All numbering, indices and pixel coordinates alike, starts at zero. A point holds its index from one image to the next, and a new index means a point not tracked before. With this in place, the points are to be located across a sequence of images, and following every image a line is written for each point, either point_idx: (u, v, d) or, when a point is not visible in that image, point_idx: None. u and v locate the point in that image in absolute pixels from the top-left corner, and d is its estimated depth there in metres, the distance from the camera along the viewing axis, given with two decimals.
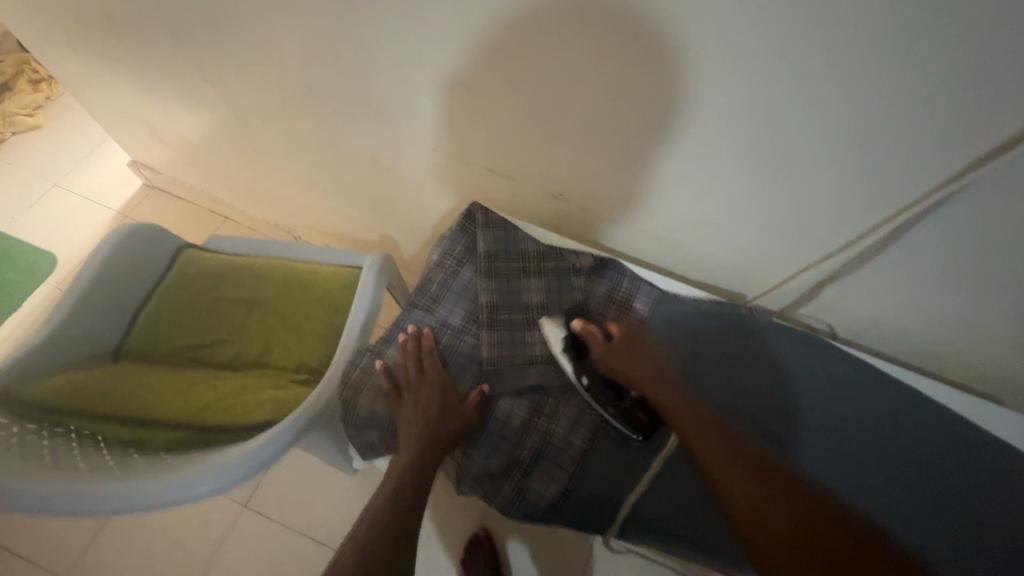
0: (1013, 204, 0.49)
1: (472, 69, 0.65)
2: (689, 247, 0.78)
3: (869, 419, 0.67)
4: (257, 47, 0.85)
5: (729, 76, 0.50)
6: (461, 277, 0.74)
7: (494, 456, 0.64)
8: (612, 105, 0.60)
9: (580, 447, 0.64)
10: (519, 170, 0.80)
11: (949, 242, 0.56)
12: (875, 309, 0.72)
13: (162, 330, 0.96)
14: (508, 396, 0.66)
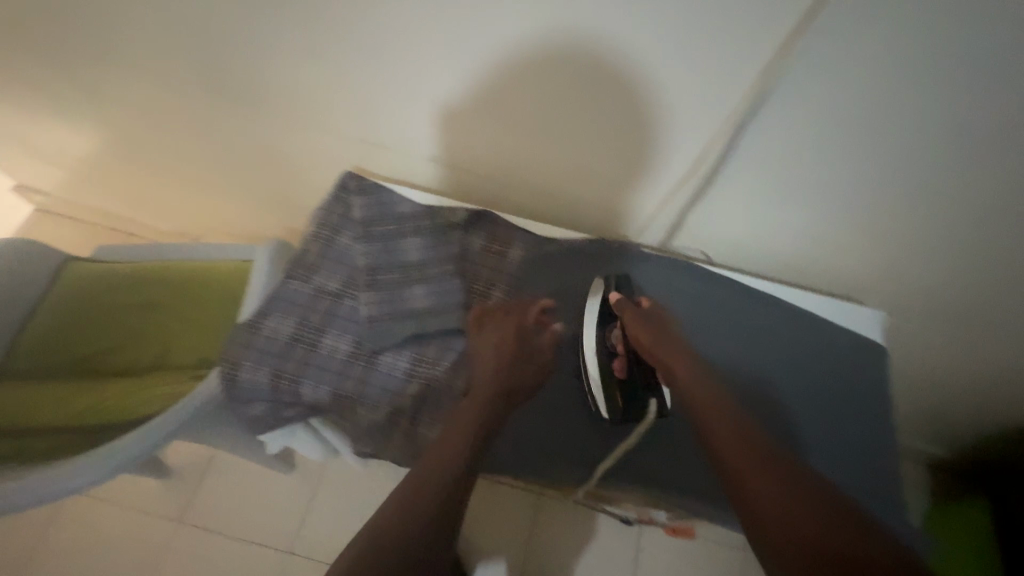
0: (874, 141, 0.57)
1: (361, 49, 0.67)
2: (557, 199, 0.82)
3: (764, 349, 0.77)
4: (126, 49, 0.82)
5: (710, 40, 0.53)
6: (338, 244, 0.75)
7: (381, 408, 0.66)
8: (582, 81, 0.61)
9: (461, 388, 0.67)
10: (389, 142, 0.82)
11: (825, 178, 0.63)
12: (754, 239, 0.77)
13: (53, 343, 0.93)
14: (391, 350, 0.68)
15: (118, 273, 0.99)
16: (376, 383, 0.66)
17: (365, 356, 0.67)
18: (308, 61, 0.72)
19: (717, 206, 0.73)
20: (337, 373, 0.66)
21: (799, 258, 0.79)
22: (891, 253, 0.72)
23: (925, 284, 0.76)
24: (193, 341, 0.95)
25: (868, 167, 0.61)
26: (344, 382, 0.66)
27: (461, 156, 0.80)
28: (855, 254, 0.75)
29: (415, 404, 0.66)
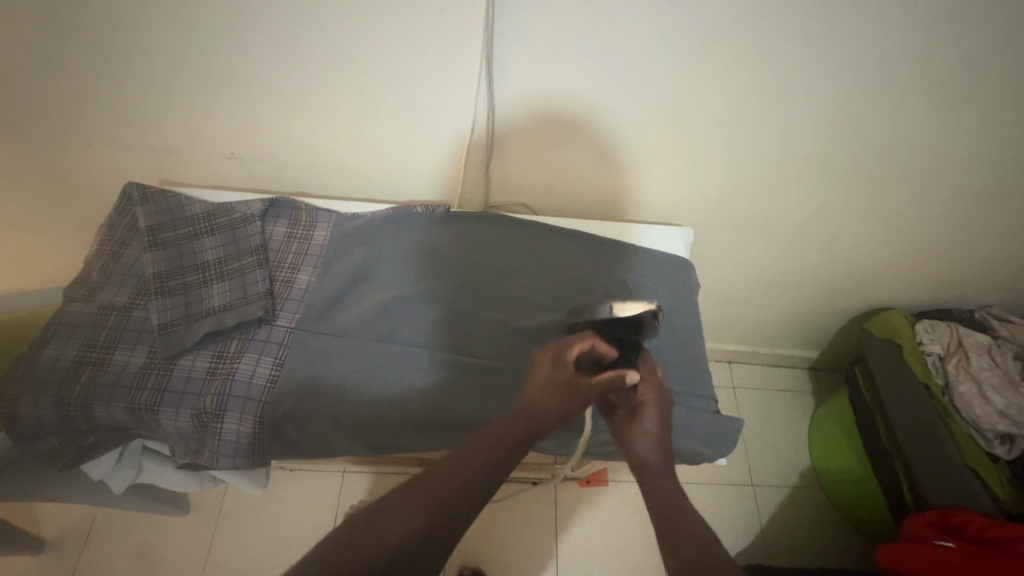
0: (632, 44, 0.69)
1: (156, 34, 0.69)
2: (367, 165, 0.87)
3: (570, 269, 0.78)
4: None
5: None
6: (125, 259, 0.71)
7: (181, 413, 0.62)
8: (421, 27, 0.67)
9: (266, 375, 0.65)
10: (183, 139, 0.83)
11: (601, 87, 0.74)
12: (559, 171, 0.87)
13: None
14: (189, 354, 0.65)
15: None
16: (174, 389, 0.63)
17: (160, 365, 0.64)
18: (62, 57, 0.72)
19: (500, 138, 0.81)
20: (131, 386, 0.63)
21: (589, 173, 0.87)
22: (676, 148, 0.83)
23: (695, 167, 0.86)
24: None
25: (648, 70, 0.72)
26: (138, 394, 0.63)
27: (258, 137, 0.83)
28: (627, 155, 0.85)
29: (218, 402, 0.63)
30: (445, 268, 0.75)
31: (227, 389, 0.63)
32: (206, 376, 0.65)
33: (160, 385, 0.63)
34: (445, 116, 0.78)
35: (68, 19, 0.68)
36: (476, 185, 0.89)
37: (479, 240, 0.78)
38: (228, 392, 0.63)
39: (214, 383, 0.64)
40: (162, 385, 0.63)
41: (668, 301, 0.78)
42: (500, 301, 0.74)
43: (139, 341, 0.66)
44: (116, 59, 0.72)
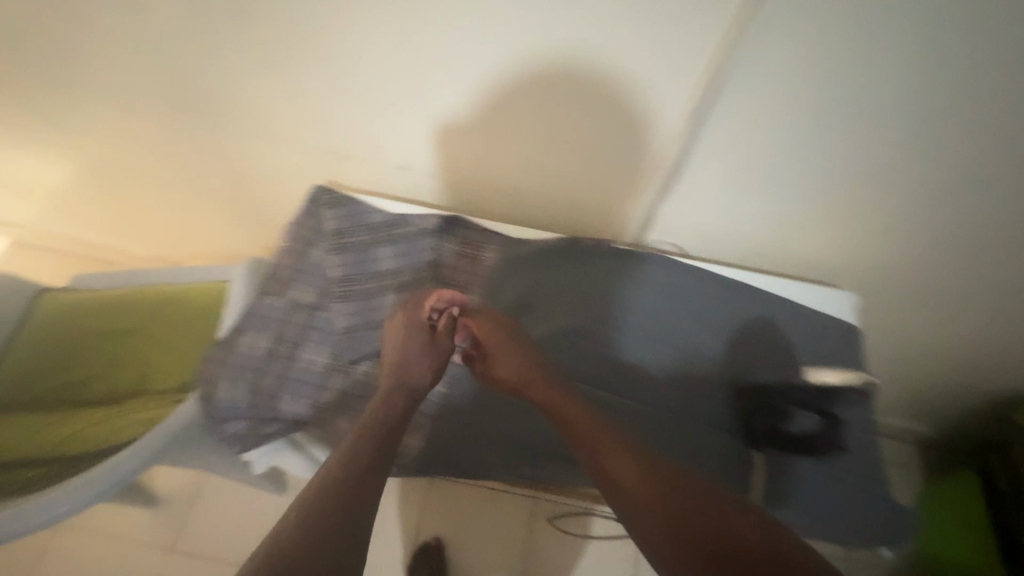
0: (855, 126, 0.61)
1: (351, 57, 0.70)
2: (527, 195, 0.85)
3: (733, 325, 0.76)
4: (88, 77, 0.81)
5: (745, 27, 0.54)
6: (313, 258, 0.75)
7: (360, 420, 0.67)
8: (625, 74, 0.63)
9: (439, 395, 0.69)
10: (356, 146, 0.85)
11: (798, 159, 0.67)
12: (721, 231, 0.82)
13: (47, 372, 0.92)
14: (368, 362, 0.68)
15: (105, 296, 1.00)
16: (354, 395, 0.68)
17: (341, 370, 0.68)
18: (262, 59, 0.73)
19: (673, 191, 0.75)
20: (317, 386, 0.67)
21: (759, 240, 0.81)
22: (870, 229, 0.74)
23: (881, 260, 0.79)
24: (174, 368, 0.92)
25: (861, 148, 0.64)
26: (322, 396, 0.66)
27: (427, 156, 0.83)
28: (808, 228, 0.77)
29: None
30: (603, 308, 0.76)
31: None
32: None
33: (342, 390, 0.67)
34: (621, 167, 0.75)
35: (270, 29, 0.69)
36: (630, 228, 0.85)
37: (642, 281, 0.77)
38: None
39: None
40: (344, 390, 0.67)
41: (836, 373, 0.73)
42: (656, 346, 0.75)
43: (323, 343, 0.69)
44: (311, 71, 0.73)
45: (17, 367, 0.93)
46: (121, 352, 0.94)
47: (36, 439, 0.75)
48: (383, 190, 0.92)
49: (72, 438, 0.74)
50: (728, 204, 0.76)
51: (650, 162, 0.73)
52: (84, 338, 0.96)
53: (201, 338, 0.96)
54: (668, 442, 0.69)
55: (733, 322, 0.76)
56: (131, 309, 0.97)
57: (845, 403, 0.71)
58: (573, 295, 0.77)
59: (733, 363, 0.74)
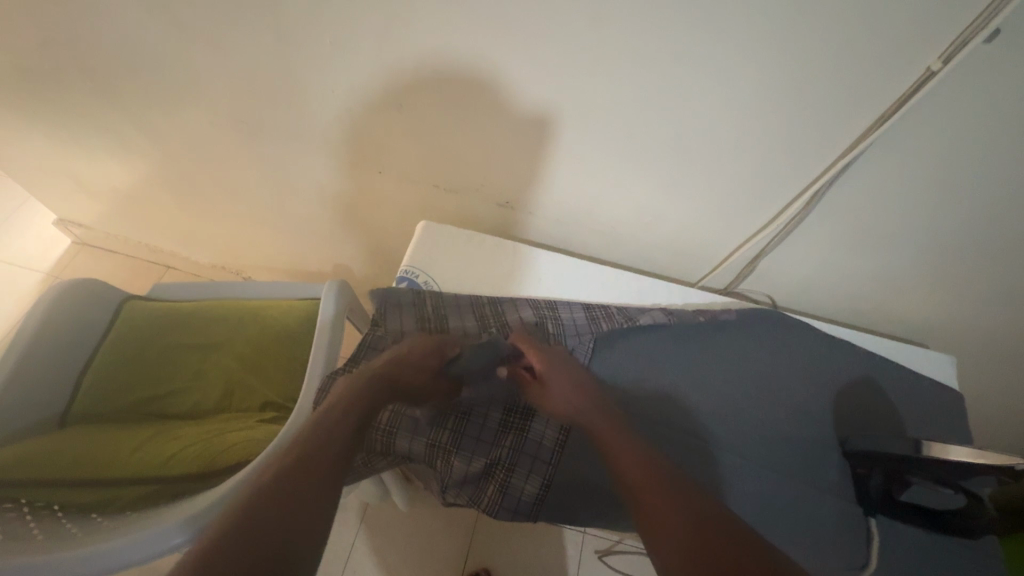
0: (965, 196, 0.64)
1: (474, 104, 0.73)
2: (629, 236, 0.89)
3: (836, 380, 0.76)
4: (220, 91, 0.86)
5: (875, 105, 0.58)
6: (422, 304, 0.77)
7: (478, 461, 0.67)
8: (753, 141, 0.66)
9: (554, 438, 0.68)
10: (469, 185, 0.89)
11: (904, 220, 0.70)
12: (814, 280, 0.84)
13: (134, 381, 0.93)
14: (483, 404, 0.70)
15: (182, 313, 1.01)
16: (471, 436, 0.68)
17: (455, 411, 0.69)
18: (387, 96, 0.77)
19: (776, 242, 0.79)
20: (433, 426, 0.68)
21: (848, 292, 0.85)
22: (965, 288, 0.77)
23: (964, 321, 0.82)
24: (259, 385, 0.95)
25: (967, 215, 0.67)
26: (436, 435, 0.68)
27: (538, 197, 0.87)
28: (902, 284, 0.80)
29: (510, 458, 0.67)
30: (708, 358, 0.77)
31: (523, 446, 0.68)
32: (494, 427, 0.69)
33: (457, 430, 0.68)
34: (721, 219, 0.79)
35: (400, 74, 0.73)
36: (722, 269, 0.88)
37: (747, 332, 0.78)
38: (521, 451, 0.68)
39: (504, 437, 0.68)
40: (461, 432, 0.68)
41: (937, 429, 0.74)
42: (764, 399, 0.74)
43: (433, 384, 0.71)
44: (432, 110, 0.77)
45: (103, 369, 0.93)
46: (209, 365, 0.96)
47: (133, 458, 0.74)
48: (482, 219, 0.97)
49: (171, 460, 0.74)
50: (823, 261, 0.80)
51: (764, 217, 0.77)
52: (162, 353, 0.96)
53: (288, 355, 0.99)
54: (776, 505, 0.69)
55: (840, 382, 0.76)
56: (220, 322, 1.00)
57: (980, 482, 0.61)
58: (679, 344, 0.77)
59: (841, 419, 0.74)
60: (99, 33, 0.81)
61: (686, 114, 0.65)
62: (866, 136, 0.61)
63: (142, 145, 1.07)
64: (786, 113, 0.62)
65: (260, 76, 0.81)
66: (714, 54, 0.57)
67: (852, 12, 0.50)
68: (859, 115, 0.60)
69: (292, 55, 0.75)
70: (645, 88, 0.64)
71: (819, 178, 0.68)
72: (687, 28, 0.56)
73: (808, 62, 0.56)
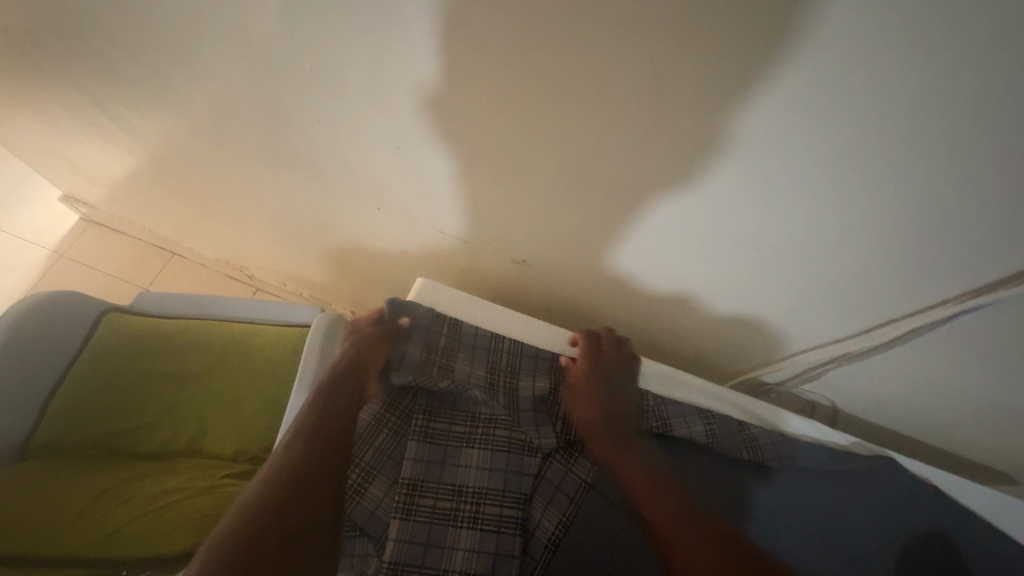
0: None
1: (481, 145, 0.61)
2: (666, 304, 0.76)
3: (903, 529, 0.62)
4: (204, 94, 0.76)
5: (1003, 201, 0.43)
6: (441, 332, 0.69)
7: (462, 534, 0.58)
8: (840, 222, 0.51)
9: (553, 530, 0.60)
10: (479, 232, 0.78)
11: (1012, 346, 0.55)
12: (877, 390, 0.69)
13: (105, 407, 0.85)
14: (479, 466, 0.61)
15: (166, 335, 0.93)
16: (457, 503, 0.59)
17: (443, 470, 0.61)
18: (382, 123, 0.65)
19: (848, 342, 0.64)
20: (424, 474, 0.60)
21: (922, 410, 0.69)
22: None
23: None
24: (234, 426, 0.86)
25: None
26: (417, 495, 0.59)
27: (559, 254, 0.75)
28: (991, 412, 0.64)
29: (498, 535, 0.58)
30: (749, 468, 0.64)
31: (514, 521, 0.59)
32: (484, 495, 0.60)
33: (443, 493, 0.60)
34: (776, 305, 0.66)
35: (396, 101, 0.61)
36: (769, 356, 0.74)
37: (802, 444, 0.66)
38: (513, 527, 0.59)
39: (493, 507, 0.60)
40: (445, 496, 0.59)
41: None
42: (813, 540, 0.61)
43: (424, 432, 0.62)
44: (433, 145, 0.65)
45: (72, 391, 0.85)
46: (185, 400, 0.88)
47: (75, 527, 0.67)
48: (494, 268, 0.85)
49: (113, 539, 0.66)
50: (905, 374, 0.65)
51: (845, 318, 0.63)
52: (138, 380, 0.88)
53: (270, 391, 0.90)
54: None
55: (909, 532, 0.61)
56: (204, 350, 0.92)
57: None
58: (725, 447, 0.64)
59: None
60: (81, 24, 0.71)
61: (750, 184, 0.51)
62: (1000, 257, 0.48)
63: (137, 139, 0.99)
64: (882, 200, 0.47)
65: (250, 88, 0.70)
66: (798, 121, 0.43)
67: (994, 79, 0.36)
68: (980, 212, 0.45)
69: (283, 71, 0.64)
70: (713, 163, 0.51)
71: (932, 312, 0.55)
72: (775, 93, 0.42)
73: (917, 139, 0.41)
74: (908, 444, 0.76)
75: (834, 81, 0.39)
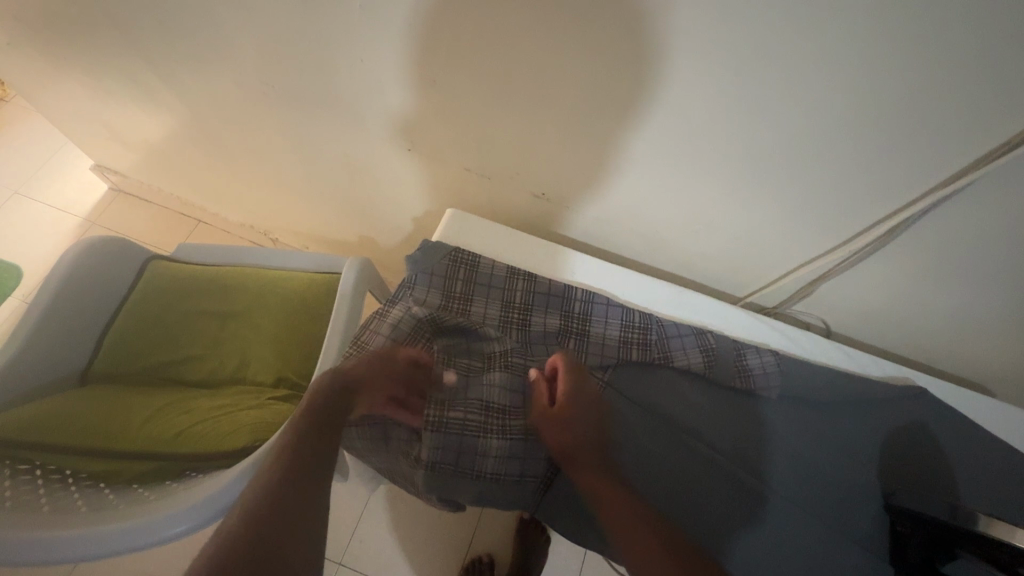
0: None
1: (505, 84, 0.66)
2: (671, 242, 0.82)
3: (882, 421, 0.68)
4: (240, 49, 0.82)
5: (975, 108, 0.49)
6: (457, 272, 0.74)
7: (492, 443, 0.64)
8: (829, 143, 0.57)
9: None
10: (501, 174, 0.83)
11: (989, 252, 0.60)
12: (869, 307, 0.75)
13: (154, 342, 0.93)
14: (503, 385, 0.67)
15: (207, 279, 0.99)
16: (485, 417, 0.65)
17: (470, 390, 0.66)
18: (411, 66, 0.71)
19: (838, 265, 0.71)
20: (456, 392, 0.65)
21: (911, 326, 0.75)
22: None
23: None
24: (274, 358, 0.93)
25: None
26: (448, 411, 0.64)
27: (574, 193, 0.80)
28: (974, 322, 0.70)
29: (526, 442, 0.65)
30: (747, 381, 0.69)
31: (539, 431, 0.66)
32: (507, 413, 0.66)
33: (471, 408, 0.65)
34: (773, 236, 0.72)
35: (425, 45, 0.66)
36: (766, 286, 0.80)
37: (797, 359, 0.70)
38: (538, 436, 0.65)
39: (518, 420, 0.65)
40: (475, 411, 0.65)
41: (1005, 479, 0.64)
42: (806, 438, 0.67)
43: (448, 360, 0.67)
44: (459, 86, 0.70)
45: (123, 327, 0.92)
46: (227, 336, 0.95)
47: (146, 431, 0.74)
48: (513, 210, 0.91)
49: (184, 435, 0.73)
50: (896, 291, 0.71)
51: (835, 241, 0.68)
52: (184, 318, 0.95)
53: (305, 330, 0.97)
54: (799, 556, 0.62)
55: (886, 430, 0.67)
56: (242, 293, 0.99)
57: None
58: (722, 374, 0.69)
59: (889, 469, 0.65)
60: None
61: (751, 111, 0.57)
62: (972, 169, 0.53)
63: (170, 100, 1.05)
64: (866, 117, 0.53)
65: (286, 41, 0.75)
66: (794, 43, 0.49)
67: None
68: (956, 121, 0.50)
69: (320, 20, 0.69)
70: (715, 92, 0.56)
71: (917, 202, 0.58)
72: (773, 15, 0.47)
73: (897, 54, 0.47)
74: (900, 361, 0.82)
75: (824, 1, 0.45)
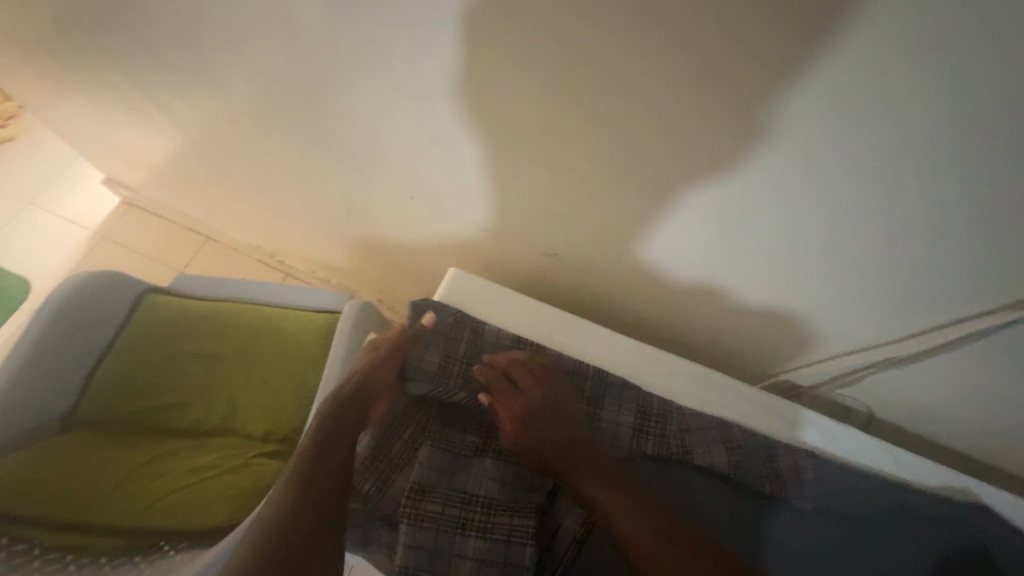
0: None
1: (519, 135, 0.60)
2: (700, 301, 0.75)
3: (936, 542, 0.58)
4: (243, 82, 0.78)
5: None
6: (459, 337, 0.67)
7: (471, 543, 0.54)
8: (899, 221, 0.50)
9: (574, 533, 0.57)
10: (512, 226, 0.77)
11: None
12: (921, 393, 0.67)
13: (143, 384, 0.88)
14: (492, 473, 0.58)
15: (200, 316, 0.95)
16: (467, 512, 0.55)
17: (454, 477, 0.57)
18: (417, 112, 0.65)
19: (892, 348, 0.63)
20: (438, 476, 0.57)
21: (966, 419, 0.67)
22: None
23: None
24: (266, 408, 0.88)
25: None
26: (425, 502, 0.55)
27: (591, 248, 0.74)
28: None
29: (511, 543, 0.54)
30: (777, 489, 0.60)
31: (527, 528, 0.55)
32: (494, 506, 0.56)
33: (451, 501, 0.56)
34: (821, 307, 0.64)
35: (432, 92, 0.60)
36: (807, 358, 0.72)
37: (835, 466, 0.62)
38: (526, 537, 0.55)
39: (505, 518, 0.56)
40: (455, 504, 0.56)
41: None
42: (846, 558, 0.58)
43: (438, 439, 0.59)
44: (468, 136, 0.64)
45: (112, 365, 0.89)
46: (219, 380, 0.90)
47: (117, 497, 0.70)
48: (524, 260, 0.85)
49: (156, 507, 0.69)
50: (953, 379, 0.62)
51: (893, 323, 0.61)
52: (175, 358, 0.91)
53: (301, 375, 0.92)
54: None
55: (937, 552, 0.58)
56: (237, 333, 0.94)
57: None
58: (749, 475, 0.60)
59: None
60: (129, 11, 0.73)
61: (808, 177, 0.49)
62: None
63: (176, 125, 1.02)
64: (945, 193, 0.45)
65: (289, 78, 0.71)
66: (864, 107, 0.42)
67: None
68: None
69: (323, 60, 0.64)
70: (767, 153, 0.49)
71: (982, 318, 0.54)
72: (841, 74, 0.40)
73: (991, 124, 0.39)
74: (954, 455, 0.73)
75: (906, 63, 0.38)
